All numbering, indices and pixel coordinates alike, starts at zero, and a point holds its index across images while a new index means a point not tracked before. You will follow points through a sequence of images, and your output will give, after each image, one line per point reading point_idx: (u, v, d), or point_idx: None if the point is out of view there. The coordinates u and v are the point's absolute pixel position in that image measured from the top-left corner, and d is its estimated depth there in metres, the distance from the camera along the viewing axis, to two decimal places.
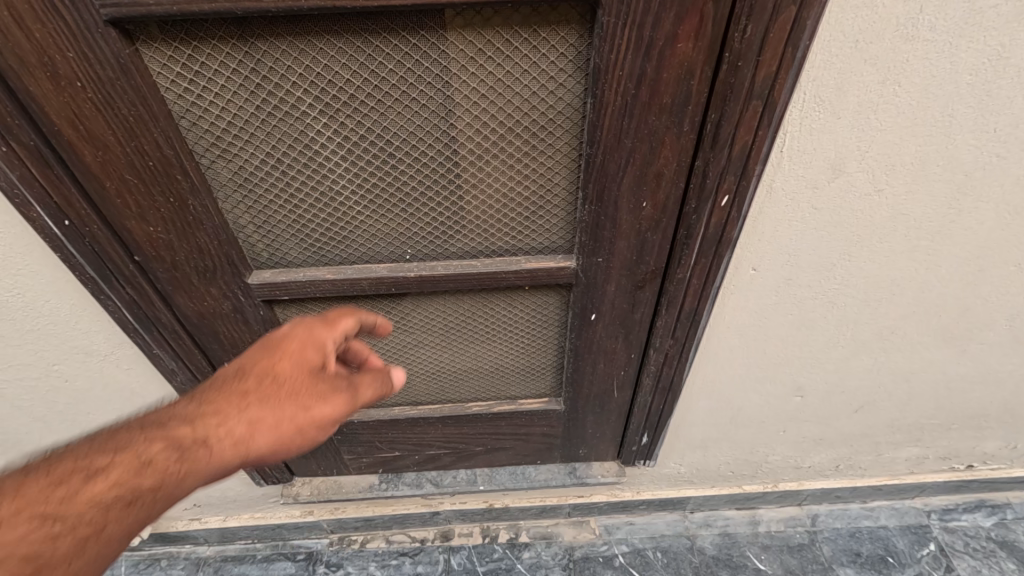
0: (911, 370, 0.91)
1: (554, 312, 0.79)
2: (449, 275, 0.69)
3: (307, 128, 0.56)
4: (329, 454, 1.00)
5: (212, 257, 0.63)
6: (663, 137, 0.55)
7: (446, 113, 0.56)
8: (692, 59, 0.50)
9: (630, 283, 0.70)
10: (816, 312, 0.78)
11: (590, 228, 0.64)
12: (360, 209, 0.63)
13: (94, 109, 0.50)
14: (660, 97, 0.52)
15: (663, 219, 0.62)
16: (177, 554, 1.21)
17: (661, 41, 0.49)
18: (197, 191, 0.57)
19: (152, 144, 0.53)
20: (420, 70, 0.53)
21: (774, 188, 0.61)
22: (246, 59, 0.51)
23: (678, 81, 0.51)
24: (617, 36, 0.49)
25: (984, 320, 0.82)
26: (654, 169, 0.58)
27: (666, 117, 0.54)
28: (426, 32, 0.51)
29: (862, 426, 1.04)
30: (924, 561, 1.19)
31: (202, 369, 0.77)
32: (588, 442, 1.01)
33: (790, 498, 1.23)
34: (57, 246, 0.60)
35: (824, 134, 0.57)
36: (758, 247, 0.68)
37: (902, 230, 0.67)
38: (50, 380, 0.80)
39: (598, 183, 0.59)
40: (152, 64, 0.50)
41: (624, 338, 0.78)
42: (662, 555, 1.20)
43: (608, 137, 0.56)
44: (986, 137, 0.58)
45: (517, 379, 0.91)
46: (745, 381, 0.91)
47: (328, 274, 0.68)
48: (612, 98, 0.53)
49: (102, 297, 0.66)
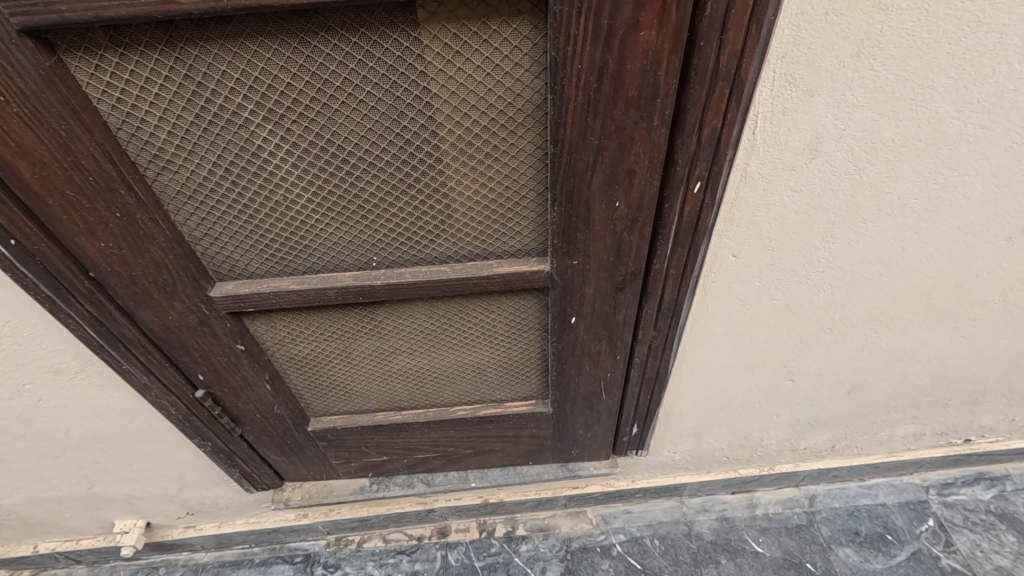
0: (903, 349, 0.89)
1: (533, 314, 0.77)
2: (418, 283, 0.66)
3: (252, 136, 0.54)
4: (316, 459, 0.99)
5: (171, 271, 0.62)
6: (632, 132, 0.52)
7: (398, 114, 0.54)
8: (657, 46, 0.46)
9: (610, 285, 0.68)
10: (801, 296, 0.76)
11: (562, 231, 0.61)
12: (320, 218, 0.61)
13: (23, 125, 0.48)
14: (625, 90, 0.49)
15: (638, 219, 0.60)
16: (175, 562, 1.20)
17: (621, 30, 0.45)
18: (144, 204, 0.56)
19: (89, 158, 0.51)
20: (365, 70, 0.50)
21: (748, 172, 0.59)
22: (177, 65, 0.48)
23: (643, 73, 0.48)
24: (573, 26, 0.45)
25: (978, 295, 0.79)
26: (625, 167, 0.55)
27: (634, 112, 0.51)
28: (366, 29, 0.48)
29: (857, 405, 1.02)
30: (923, 536, 1.17)
31: (176, 382, 0.76)
32: (580, 443, 1.00)
33: (787, 479, 1.22)
34: (7, 267, 0.58)
35: (798, 114, 0.54)
36: (737, 232, 0.66)
37: (886, 209, 0.65)
38: (23, 400, 0.79)
39: (566, 184, 0.57)
40: (79, 75, 0.47)
41: (608, 340, 0.76)
42: (660, 542, 1.20)
43: (573, 135, 0.53)
44: (969, 107, 0.55)
45: (501, 382, 0.89)
46: (734, 367, 0.89)
47: (293, 285, 0.66)
48: (574, 94, 0.50)
49: (63, 316, 0.64)
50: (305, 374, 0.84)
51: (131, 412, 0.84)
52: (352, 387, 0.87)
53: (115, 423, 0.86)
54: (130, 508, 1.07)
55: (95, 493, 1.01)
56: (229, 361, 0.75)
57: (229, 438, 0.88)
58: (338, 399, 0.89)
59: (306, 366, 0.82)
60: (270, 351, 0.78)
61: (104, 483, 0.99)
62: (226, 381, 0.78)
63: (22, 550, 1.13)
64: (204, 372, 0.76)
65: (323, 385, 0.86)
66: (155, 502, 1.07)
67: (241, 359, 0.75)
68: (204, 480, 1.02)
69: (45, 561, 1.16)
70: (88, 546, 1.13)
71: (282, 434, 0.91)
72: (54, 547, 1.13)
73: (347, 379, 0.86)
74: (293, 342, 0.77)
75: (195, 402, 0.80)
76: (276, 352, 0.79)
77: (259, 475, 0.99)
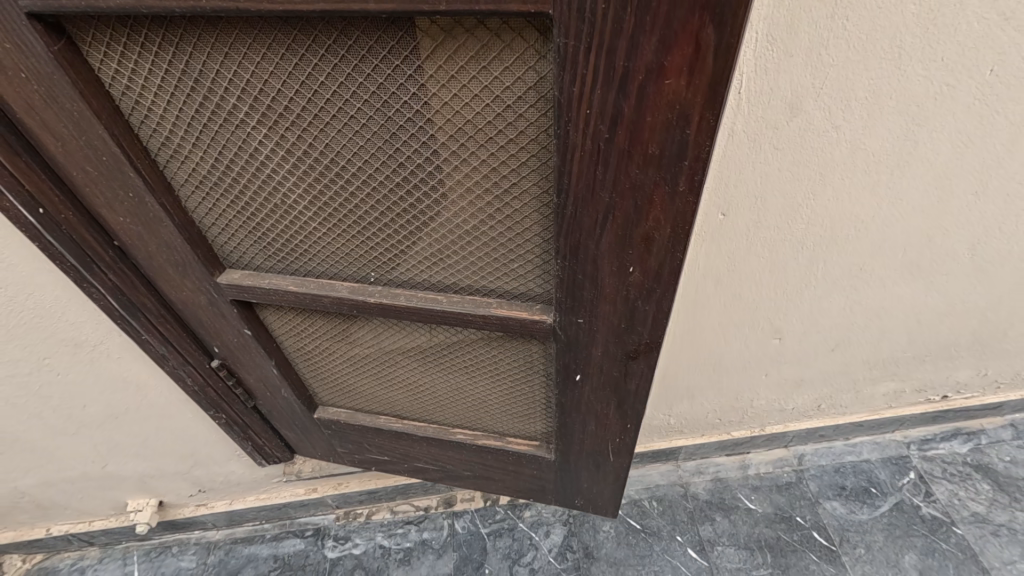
0: (882, 306, 0.94)
1: (536, 361, 0.74)
2: (410, 307, 0.65)
3: (246, 138, 0.55)
4: (322, 443, 1.00)
5: (182, 254, 0.64)
6: (652, 194, 0.46)
7: (390, 135, 0.52)
8: (685, 98, 0.40)
9: (621, 351, 0.63)
10: (785, 254, 0.81)
11: (567, 286, 0.57)
12: (316, 228, 0.63)
13: (43, 102, 0.50)
14: (644, 144, 0.43)
15: (655, 289, 0.54)
16: (187, 540, 1.23)
17: (641, 74, 0.39)
18: (153, 189, 0.58)
19: (99, 140, 0.53)
20: (355, 85, 0.49)
21: (735, 131, 0.64)
22: (175, 60, 0.49)
23: (668, 126, 0.41)
24: (581, 64, 0.39)
25: (950, 250, 0.85)
26: (641, 231, 0.49)
27: (654, 171, 0.45)
28: (352, 40, 0.46)
29: (842, 363, 1.07)
30: (905, 488, 1.24)
31: (193, 353, 0.79)
32: (586, 494, 0.94)
33: (777, 440, 1.28)
34: (36, 236, 0.61)
35: (779, 72, 0.58)
36: (723, 190, 0.71)
37: (862, 166, 0.69)
38: (41, 375, 0.81)
39: (573, 238, 0.52)
40: (92, 59, 0.49)
41: (616, 406, 0.72)
42: (658, 503, 1.25)
43: (580, 189, 0.47)
44: (934, 66, 0.60)
45: (500, 416, 0.88)
46: (723, 328, 0.94)
47: (291, 286, 0.67)
48: (581, 140, 0.44)
49: (87, 284, 0.67)
50: (314, 366, 0.88)
51: (146, 385, 0.87)
52: (356, 387, 0.91)
53: (131, 398, 0.89)
54: (143, 487, 1.10)
55: (108, 472, 1.04)
56: (238, 341, 0.77)
57: (242, 410, 0.92)
58: (344, 394, 0.92)
59: (314, 359, 0.86)
60: (280, 341, 0.82)
61: (119, 461, 1.02)
62: (238, 357, 0.81)
63: (36, 533, 1.15)
64: (219, 346, 0.78)
65: (330, 380, 0.90)
66: (167, 480, 1.09)
67: (248, 342, 0.77)
68: (217, 457, 1.05)
69: (59, 544, 1.18)
70: (102, 527, 1.16)
71: (291, 414, 0.94)
72: (68, 529, 1.15)
73: (351, 379, 0.89)
74: (302, 335, 0.81)
75: (211, 372, 0.83)
76: (286, 344, 0.83)
77: (271, 448, 1.02)
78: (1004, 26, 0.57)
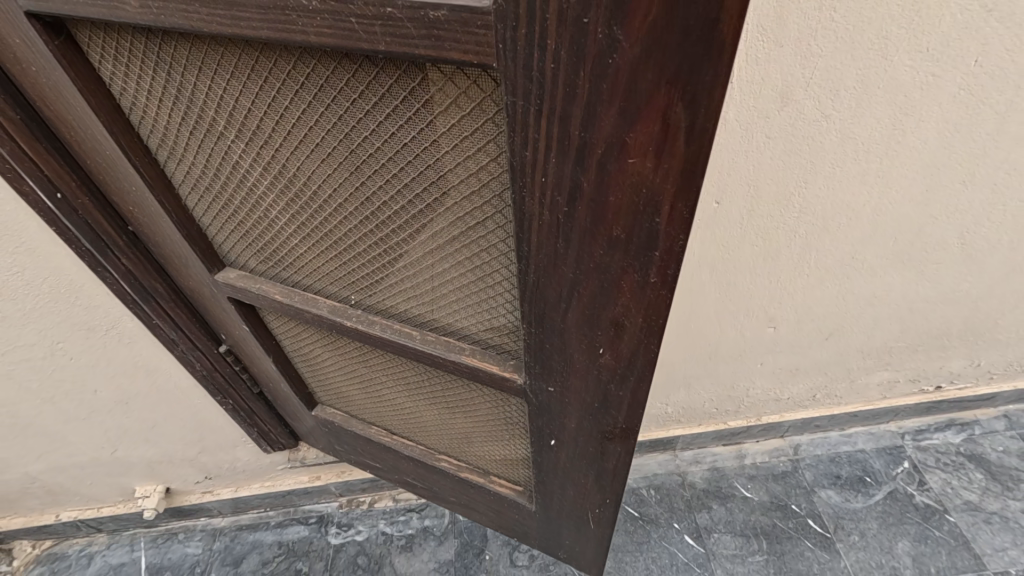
0: (874, 294, 0.96)
1: (515, 410, 0.70)
2: (382, 336, 0.65)
3: (228, 149, 0.56)
4: (322, 436, 1.02)
5: (184, 247, 0.67)
6: (618, 278, 0.40)
7: (357, 166, 0.51)
8: (653, 182, 0.33)
9: (597, 430, 0.58)
10: (778, 243, 0.83)
11: (535, 350, 0.53)
12: (299, 242, 0.64)
13: (53, 95, 0.52)
14: (608, 226, 0.37)
15: (628, 374, 0.49)
16: (193, 527, 1.25)
17: (600, 147, 0.33)
18: (150, 188, 0.59)
19: (102, 136, 0.55)
20: (319, 113, 0.48)
21: (727, 121, 0.66)
22: (159, 70, 0.50)
23: (634, 211, 0.35)
24: (534, 128, 0.35)
25: (939, 238, 0.87)
26: (609, 313, 0.44)
27: (620, 256, 0.39)
28: (309, 66, 0.44)
29: (835, 352, 1.09)
30: (899, 477, 1.26)
31: (201, 338, 0.82)
32: (568, 550, 0.87)
33: (773, 430, 1.30)
34: (53, 219, 0.64)
35: (769, 62, 0.61)
36: (718, 178, 0.73)
37: (851, 154, 0.72)
38: (55, 359, 0.84)
39: (539, 306, 0.48)
40: (92, 55, 0.50)
41: (595, 478, 0.66)
42: (655, 492, 1.28)
43: (542, 259, 0.43)
44: (919, 56, 0.62)
45: (485, 453, 0.85)
46: (718, 315, 0.96)
47: (277, 295, 0.69)
48: (540, 208, 0.39)
49: (102, 269, 0.70)
50: (312, 368, 0.89)
51: (156, 371, 0.90)
52: (351, 394, 0.92)
53: (141, 384, 0.91)
54: (151, 473, 1.12)
55: (117, 457, 1.06)
56: (241, 332, 0.79)
57: (248, 397, 0.94)
58: (340, 398, 0.94)
59: (312, 361, 0.88)
60: (280, 340, 0.84)
61: (128, 447, 1.04)
62: (243, 346, 0.83)
63: (46, 519, 1.17)
64: (226, 333, 0.81)
65: (328, 383, 0.92)
66: (175, 466, 1.12)
67: (250, 335, 0.79)
68: (223, 443, 1.08)
69: (68, 530, 1.20)
70: (110, 513, 1.18)
71: (293, 405, 0.96)
72: (77, 515, 1.18)
73: (346, 385, 0.90)
74: (300, 338, 0.82)
75: (219, 358, 0.85)
76: (287, 342, 0.84)
77: (275, 435, 1.05)
78: (987, 17, 0.60)
